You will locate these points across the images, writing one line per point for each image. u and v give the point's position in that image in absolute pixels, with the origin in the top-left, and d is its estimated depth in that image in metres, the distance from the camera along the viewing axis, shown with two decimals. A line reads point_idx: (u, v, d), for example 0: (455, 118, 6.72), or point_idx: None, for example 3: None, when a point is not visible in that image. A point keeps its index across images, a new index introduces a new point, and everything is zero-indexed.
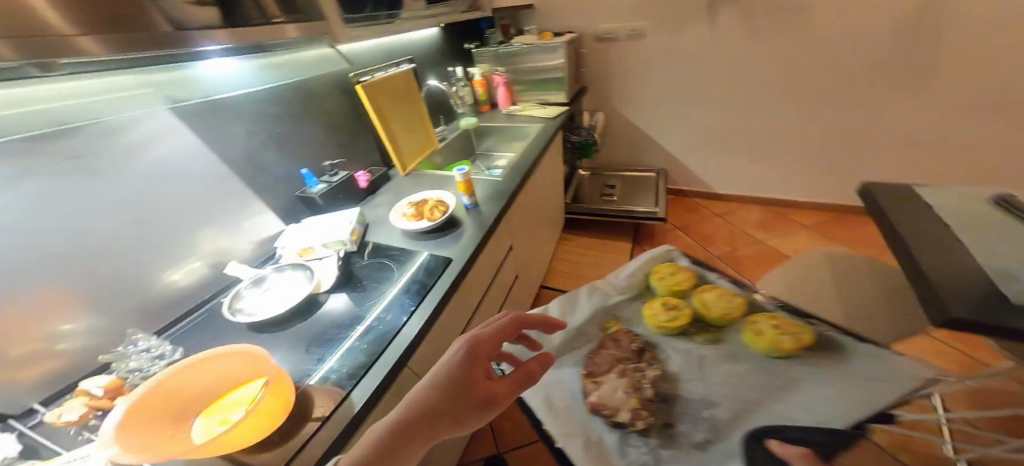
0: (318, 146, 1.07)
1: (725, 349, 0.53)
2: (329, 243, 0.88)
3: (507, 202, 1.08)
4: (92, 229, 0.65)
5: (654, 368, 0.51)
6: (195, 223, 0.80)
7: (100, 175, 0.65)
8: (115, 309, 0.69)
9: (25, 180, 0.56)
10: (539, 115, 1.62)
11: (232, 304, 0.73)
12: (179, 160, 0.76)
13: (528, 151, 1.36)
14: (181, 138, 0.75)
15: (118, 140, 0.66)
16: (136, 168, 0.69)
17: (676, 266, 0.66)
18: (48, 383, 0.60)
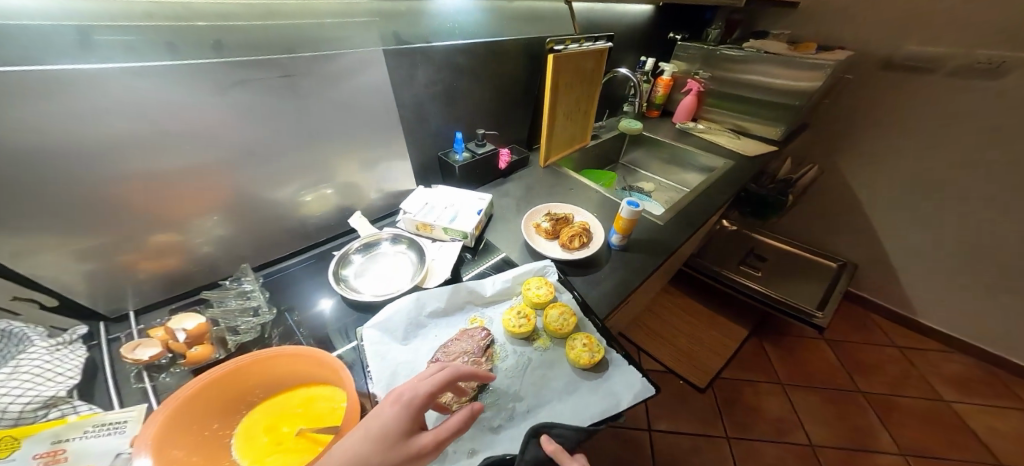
0: (481, 111, 0.91)
1: (548, 362, 0.61)
2: (449, 230, 0.74)
3: (663, 260, 0.82)
4: (267, 157, 0.61)
5: (488, 364, 0.58)
6: (346, 164, 0.71)
7: (295, 98, 0.59)
8: (244, 227, 0.63)
9: (230, 92, 0.53)
10: (731, 146, 1.24)
11: (339, 270, 0.62)
12: (363, 96, 0.67)
13: (702, 198, 1.05)
14: (376, 75, 0.67)
15: (319, 70, 0.60)
16: (320, 92, 0.62)
17: (544, 280, 0.69)
18: (159, 281, 0.58)
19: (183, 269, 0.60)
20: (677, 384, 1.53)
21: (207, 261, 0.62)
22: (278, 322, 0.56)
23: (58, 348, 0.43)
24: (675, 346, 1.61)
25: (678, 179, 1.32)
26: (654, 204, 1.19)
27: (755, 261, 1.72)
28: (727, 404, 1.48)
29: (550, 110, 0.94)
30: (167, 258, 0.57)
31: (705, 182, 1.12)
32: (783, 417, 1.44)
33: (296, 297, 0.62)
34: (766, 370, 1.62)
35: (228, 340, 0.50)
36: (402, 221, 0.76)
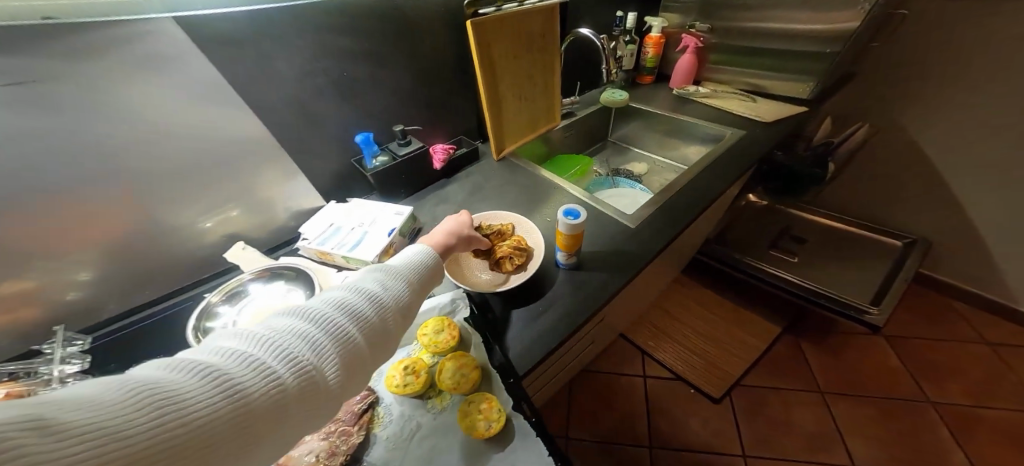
0: (396, 101, 0.75)
1: (439, 429, 0.50)
2: (349, 258, 0.61)
3: (625, 274, 0.64)
4: (107, 174, 0.48)
5: (363, 433, 0.48)
6: (208, 187, 0.58)
7: (68, 111, 0.42)
8: (80, 284, 0.52)
9: None
10: (742, 113, 0.99)
11: (201, 323, 0.53)
12: (189, 99, 0.50)
13: (699, 184, 0.82)
14: (201, 69, 0.50)
15: (125, 44, 0.44)
16: (111, 100, 0.45)
17: (446, 322, 0.60)
18: None
19: (42, 319, 0.51)
20: (686, 392, 1.26)
21: (76, 307, 0.53)
22: None
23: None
24: (685, 349, 1.36)
25: (678, 156, 1.07)
26: (641, 189, 0.95)
27: (789, 244, 1.35)
28: (748, 416, 1.20)
29: (489, 92, 0.75)
30: (24, 309, 0.48)
31: (706, 162, 0.88)
32: (820, 431, 1.16)
33: (151, 352, 0.53)
34: (803, 377, 1.29)
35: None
36: (302, 249, 0.65)
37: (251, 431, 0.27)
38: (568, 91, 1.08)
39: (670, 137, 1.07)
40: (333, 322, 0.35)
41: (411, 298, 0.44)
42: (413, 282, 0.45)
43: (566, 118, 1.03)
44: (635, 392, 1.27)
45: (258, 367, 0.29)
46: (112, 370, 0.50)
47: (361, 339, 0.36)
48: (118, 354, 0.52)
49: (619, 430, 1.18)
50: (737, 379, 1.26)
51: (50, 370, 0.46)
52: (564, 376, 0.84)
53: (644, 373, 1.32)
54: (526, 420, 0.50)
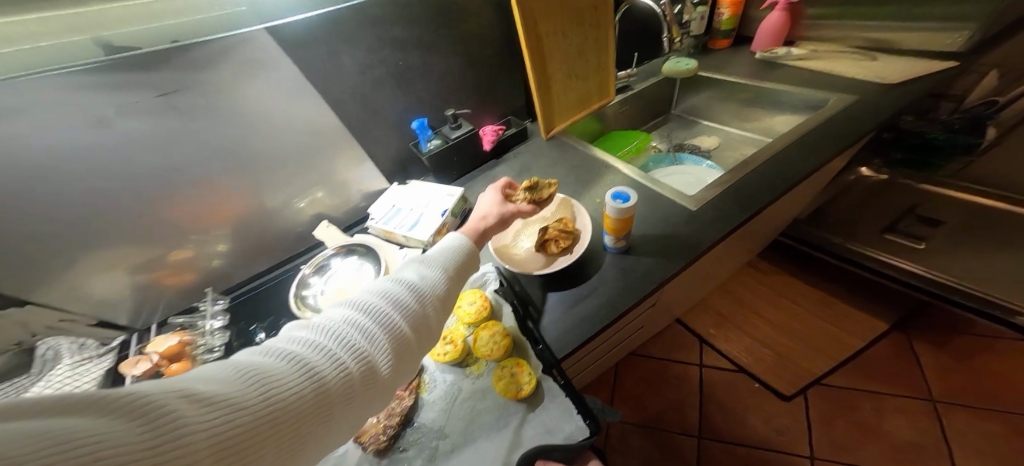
0: (445, 86, 0.77)
1: (477, 390, 0.58)
2: (408, 238, 0.69)
3: (678, 259, 0.60)
4: (225, 165, 0.59)
5: (413, 397, 0.58)
6: (294, 175, 0.68)
7: (192, 116, 0.52)
8: (214, 257, 0.67)
9: (111, 124, 0.47)
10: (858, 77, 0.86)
11: (299, 291, 0.66)
12: (273, 99, 0.59)
13: (784, 162, 0.71)
14: (281, 70, 0.57)
15: (225, 55, 0.52)
16: (218, 104, 0.54)
17: (479, 293, 0.66)
18: (159, 313, 0.66)
19: (199, 282, 0.68)
20: (750, 386, 1.17)
21: (217, 272, 0.69)
22: (270, 329, 0.65)
23: (82, 363, 0.57)
24: (755, 342, 1.24)
25: (761, 128, 0.94)
26: (707, 166, 0.85)
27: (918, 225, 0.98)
28: (824, 419, 1.08)
29: (537, 69, 0.72)
30: (185, 272, 0.65)
31: (793, 134, 0.75)
32: (920, 444, 1.00)
33: (268, 311, 0.68)
34: (911, 383, 1.09)
35: (199, 357, 0.59)
36: (371, 227, 0.74)
37: (329, 413, 0.29)
38: (625, 62, 1.00)
39: (751, 107, 0.95)
40: (382, 313, 0.37)
41: (448, 288, 0.46)
42: (449, 272, 0.47)
43: (621, 92, 0.96)
44: (688, 379, 1.22)
45: (330, 354, 0.31)
46: (241, 326, 0.66)
47: (410, 329, 0.38)
48: (243, 312, 0.68)
49: (667, 416, 1.16)
50: (818, 377, 1.13)
51: (204, 323, 0.63)
52: (612, 356, 0.85)
53: (702, 362, 1.25)
54: (556, 382, 0.55)
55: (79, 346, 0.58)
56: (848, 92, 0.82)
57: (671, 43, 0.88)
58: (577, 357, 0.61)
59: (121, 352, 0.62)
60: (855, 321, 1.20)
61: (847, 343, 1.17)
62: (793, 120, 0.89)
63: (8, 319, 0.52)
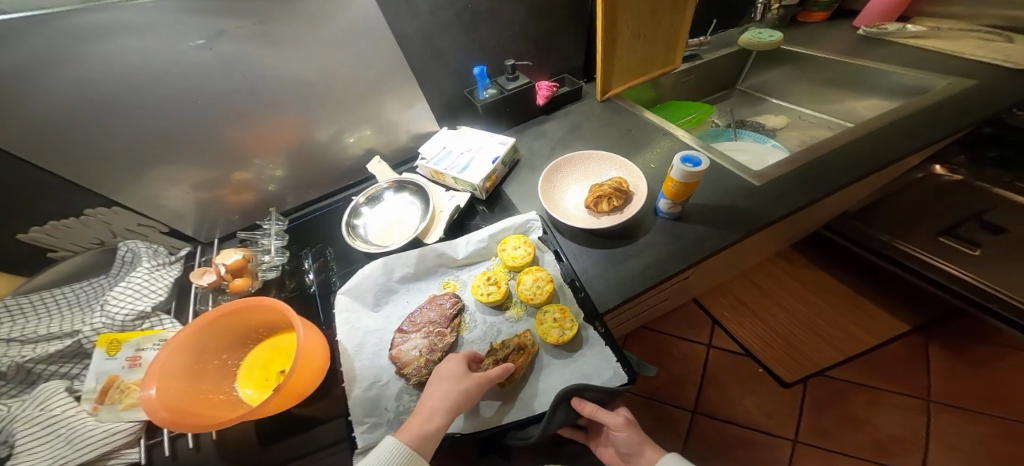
0: (511, 35, 0.75)
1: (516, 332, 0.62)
2: (458, 180, 0.70)
3: (728, 232, 0.61)
4: (297, 95, 0.60)
5: (454, 335, 0.61)
6: (353, 112, 0.69)
7: (279, 46, 0.53)
8: (275, 184, 0.69)
9: (212, 46, 0.48)
10: (988, 57, 0.79)
11: (351, 220, 0.69)
12: (350, 35, 0.58)
13: (853, 150, 0.69)
14: (361, 4, 0.56)
15: None
16: (303, 36, 0.54)
17: (524, 239, 0.66)
18: (221, 230, 0.70)
19: (258, 205, 0.70)
20: (752, 369, 1.21)
21: (275, 198, 0.71)
22: (321, 256, 0.69)
23: (158, 268, 0.60)
24: (766, 331, 1.26)
25: (841, 110, 0.89)
26: (772, 145, 0.82)
27: (977, 232, 0.92)
28: (818, 406, 1.12)
29: (608, 26, 0.69)
30: (245, 195, 0.67)
31: (872, 125, 0.72)
32: (902, 436, 1.04)
33: (322, 239, 0.71)
34: (910, 382, 1.12)
35: (259, 274, 0.63)
36: (419, 167, 0.75)
37: None
38: (700, 29, 0.96)
39: (833, 88, 0.91)
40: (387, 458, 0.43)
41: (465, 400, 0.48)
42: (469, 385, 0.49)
43: (688, 61, 0.92)
44: (693, 357, 1.27)
45: None
46: (296, 250, 0.70)
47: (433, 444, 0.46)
48: (296, 237, 0.72)
49: (668, 389, 1.21)
50: (822, 369, 1.16)
51: (267, 241, 0.67)
52: (637, 321, 0.89)
53: (712, 342, 1.29)
54: (596, 331, 0.58)
55: (154, 251, 0.62)
56: (934, 82, 0.78)
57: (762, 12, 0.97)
58: (616, 315, 0.63)
59: (188, 262, 0.66)
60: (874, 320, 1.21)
61: (858, 339, 1.18)
62: (881, 106, 0.85)
63: (94, 217, 0.57)
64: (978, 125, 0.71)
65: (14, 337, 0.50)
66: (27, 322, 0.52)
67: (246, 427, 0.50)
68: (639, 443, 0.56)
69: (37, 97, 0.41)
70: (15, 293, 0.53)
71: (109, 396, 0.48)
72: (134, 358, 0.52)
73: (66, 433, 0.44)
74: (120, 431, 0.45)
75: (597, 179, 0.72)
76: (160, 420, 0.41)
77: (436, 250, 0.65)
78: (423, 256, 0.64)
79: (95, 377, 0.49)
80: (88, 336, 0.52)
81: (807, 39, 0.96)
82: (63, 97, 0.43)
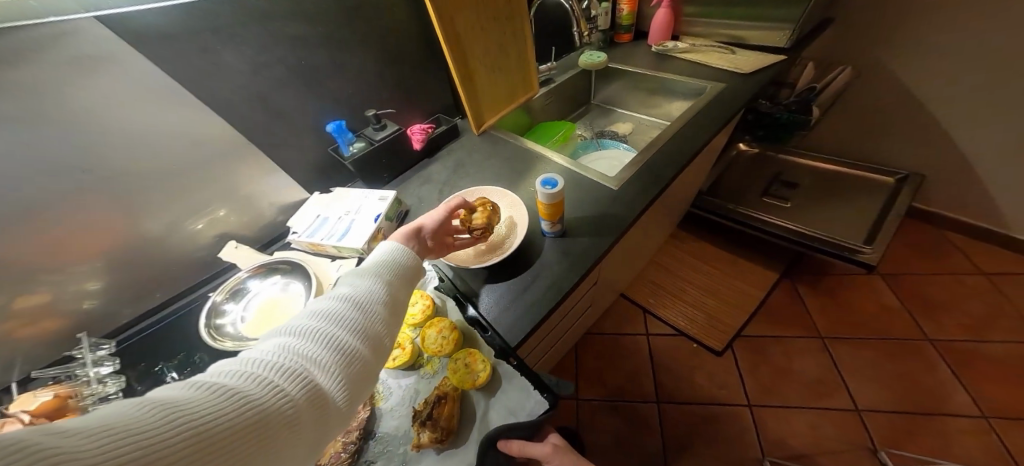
0: (363, 86, 0.74)
1: (433, 388, 0.56)
2: (342, 248, 0.64)
3: (605, 233, 0.66)
4: (85, 182, 0.50)
5: (369, 409, 0.55)
6: (190, 188, 0.60)
7: (15, 124, 0.42)
8: (91, 297, 0.55)
9: None
10: (719, 66, 1.03)
11: (213, 321, 0.59)
12: (137, 101, 0.50)
13: (686, 140, 0.81)
14: (138, 66, 0.49)
15: (54, 48, 0.43)
16: (57, 111, 0.45)
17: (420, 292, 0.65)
18: (7, 376, 0.52)
19: (71, 328, 0.55)
20: (689, 348, 1.30)
21: (96, 314, 0.57)
22: (184, 366, 0.56)
23: None
24: (688, 306, 1.39)
25: (660, 113, 1.09)
26: (624, 148, 0.94)
27: (781, 189, 1.20)
28: (752, 368, 1.23)
29: (459, 68, 0.73)
30: (44, 321, 0.52)
31: (682, 122, 0.86)
32: (823, 377, 1.19)
33: (182, 344, 0.59)
34: (799, 323, 1.32)
35: (89, 408, 0.48)
36: (294, 242, 0.68)
37: (263, 444, 0.26)
38: (544, 57, 1.08)
39: (654, 95, 1.09)
40: (338, 331, 0.35)
41: (393, 287, 0.45)
42: (392, 276, 0.46)
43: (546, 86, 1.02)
44: (639, 352, 1.32)
45: (270, 383, 0.29)
46: (143, 368, 0.56)
47: (365, 345, 0.36)
48: (144, 350, 0.58)
49: (624, 387, 1.24)
50: (738, 331, 1.30)
51: (86, 372, 0.52)
52: (570, 336, 0.90)
53: (647, 330, 1.37)
54: (510, 365, 0.56)
55: None
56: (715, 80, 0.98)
57: (581, 38, 0.99)
58: (534, 338, 0.63)
59: None
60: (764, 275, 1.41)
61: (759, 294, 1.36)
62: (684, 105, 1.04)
63: None
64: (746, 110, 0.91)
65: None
66: None
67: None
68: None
69: None
70: None
71: None
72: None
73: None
74: None
75: None
76: None
77: None
78: None
79: None
80: None
81: (623, 57, 1.14)
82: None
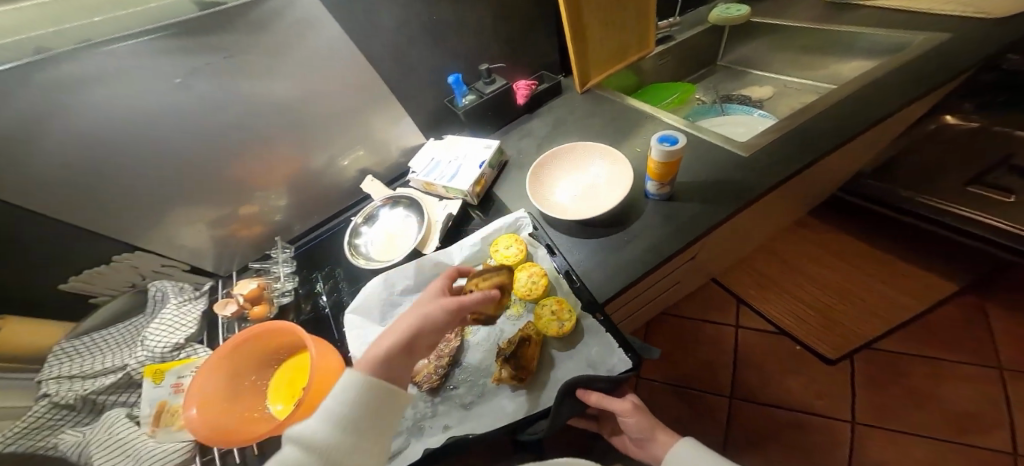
0: (481, 40, 0.77)
1: (518, 330, 0.62)
2: (450, 189, 0.72)
3: (720, 203, 0.60)
4: (281, 124, 0.64)
5: (459, 340, 0.63)
6: (341, 134, 0.72)
7: (254, 77, 0.56)
8: (278, 212, 0.74)
9: (190, 84, 0.51)
10: (952, 11, 0.80)
11: (352, 240, 0.73)
12: (322, 58, 0.61)
13: (848, 105, 0.66)
14: (326, 27, 0.59)
15: (280, 15, 0.54)
16: (275, 66, 0.57)
17: (515, 237, 0.67)
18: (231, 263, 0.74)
19: (265, 234, 0.75)
20: (790, 349, 1.12)
21: (279, 226, 0.75)
22: (329, 279, 0.72)
23: (184, 304, 0.66)
24: (800, 306, 1.18)
25: (827, 74, 0.91)
26: (759, 114, 0.82)
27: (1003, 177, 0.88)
28: (871, 386, 1.02)
29: (573, 25, 0.68)
30: (252, 227, 0.72)
31: (849, 87, 0.70)
32: (974, 412, 0.94)
33: (329, 260, 0.75)
34: (956, 345, 1.04)
35: (275, 300, 0.67)
36: (411, 180, 0.77)
37: None
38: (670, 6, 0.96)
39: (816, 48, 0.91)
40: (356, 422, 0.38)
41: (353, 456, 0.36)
42: (356, 435, 0.37)
43: (662, 44, 0.92)
44: (721, 341, 1.18)
45: None
46: (305, 275, 0.73)
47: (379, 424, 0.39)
48: (306, 259, 0.76)
49: (694, 373, 1.14)
50: (867, 343, 1.07)
51: (276, 268, 0.71)
52: (652, 308, 0.87)
53: (738, 323, 1.20)
54: (596, 320, 0.57)
55: (180, 288, 0.68)
56: (935, 30, 0.77)
57: None
58: (619, 302, 0.62)
59: (212, 296, 0.72)
60: (922, 285, 1.12)
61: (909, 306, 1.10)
62: (864, 65, 0.86)
63: (122, 263, 0.63)
64: (955, 66, 0.68)
65: (72, 375, 0.56)
66: (81, 361, 0.58)
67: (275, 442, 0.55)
68: (649, 427, 0.55)
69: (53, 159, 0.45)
70: (70, 337, 0.60)
71: (162, 420, 0.53)
72: (178, 384, 0.57)
73: (134, 453, 0.48)
74: (178, 449, 0.50)
75: (584, 168, 0.71)
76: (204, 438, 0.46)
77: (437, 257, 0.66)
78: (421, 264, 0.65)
79: (148, 403, 0.54)
80: (135, 368, 0.57)
81: (778, 8, 0.98)
82: (64, 152, 0.46)
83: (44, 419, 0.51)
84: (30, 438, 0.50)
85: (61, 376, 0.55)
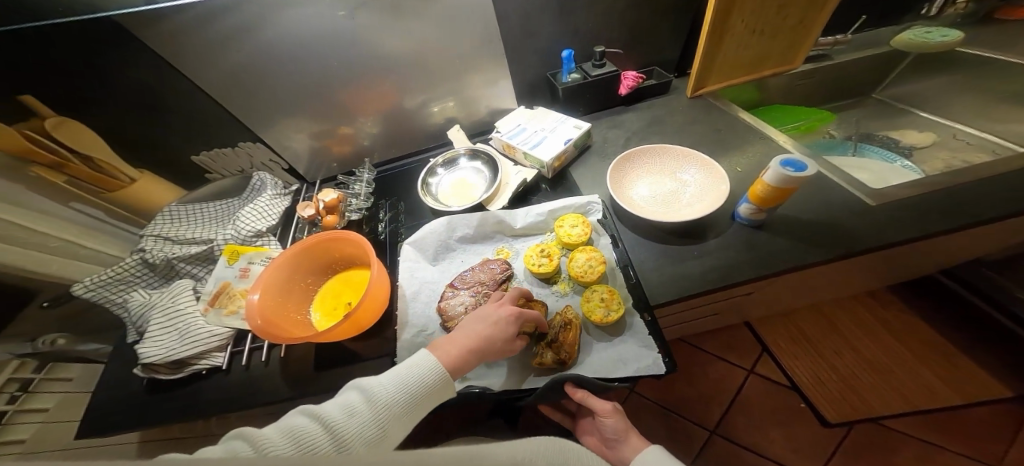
0: (606, 21, 0.75)
1: (559, 307, 0.62)
2: (529, 157, 0.73)
3: (811, 245, 0.56)
4: (400, 64, 0.68)
5: None
6: (446, 85, 0.75)
7: (402, 19, 0.62)
8: (372, 138, 0.79)
9: (356, 15, 0.59)
10: None
11: (427, 178, 0.77)
12: (461, 14, 0.64)
13: (996, 184, 0.59)
14: None
15: None
16: (425, 14, 0.62)
17: (582, 219, 0.67)
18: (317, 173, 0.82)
19: (355, 155, 0.81)
20: (793, 405, 1.05)
21: (366, 150, 0.81)
22: (392, 208, 0.77)
23: (274, 199, 0.73)
24: (822, 366, 1.10)
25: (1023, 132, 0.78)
26: (902, 166, 0.79)
27: None
28: (857, 455, 0.95)
29: (713, 26, 0.66)
30: (345, 146, 0.78)
31: (1005, 164, 0.61)
32: None
33: (401, 193, 0.80)
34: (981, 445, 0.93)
35: (346, 215, 0.73)
36: (493, 139, 0.79)
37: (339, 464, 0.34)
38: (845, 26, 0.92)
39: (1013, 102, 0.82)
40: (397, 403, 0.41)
41: (396, 425, 0.40)
42: (404, 409, 0.42)
43: (814, 61, 0.89)
44: (727, 381, 1.12)
45: (347, 425, 0.37)
46: (376, 200, 0.79)
47: (411, 412, 0.42)
48: (379, 186, 0.82)
49: (687, 402, 1.10)
50: (877, 418, 0.98)
51: (354, 186, 0.77)
52: (689, 327, 0.85)
53: (752, 367, 1.13)
54: (642, 320, 0.55)
55: (276, 184, 0.76)
56: None
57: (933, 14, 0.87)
58: (670, 311, 0.60)
59: (297, 198, 0.80)
60: (965, 380, 1.01)
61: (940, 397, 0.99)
62: None
63: (243, 150, 0.74)
64: None
65: (165, 237, 0.67)
66: (178, 226, 0.69)
67: (306, 350, 0.58)
68: (625, 428, 0.53)
69: (237, 48, 0.57)
70: (178, 202, 0.70)
71: (218, 301, 0.60)
72: (245, 269, 0.64)
73: (183, 328, 0.57)
74: (216, 336, 0.57)
75: (672, 173, 0.70)
76: (255, 327, 0.52)
77: (500, 217, 0.68)
78: (484, 219, 0.68)
79: (214, 281, 0.62)
80: (219, 244, 0.66)
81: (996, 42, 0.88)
82: (248, 46, 0.57)
83: (128, 273, 0.63)
84: (108, 288, 0.62)
85: (157, 236, 0.66)
